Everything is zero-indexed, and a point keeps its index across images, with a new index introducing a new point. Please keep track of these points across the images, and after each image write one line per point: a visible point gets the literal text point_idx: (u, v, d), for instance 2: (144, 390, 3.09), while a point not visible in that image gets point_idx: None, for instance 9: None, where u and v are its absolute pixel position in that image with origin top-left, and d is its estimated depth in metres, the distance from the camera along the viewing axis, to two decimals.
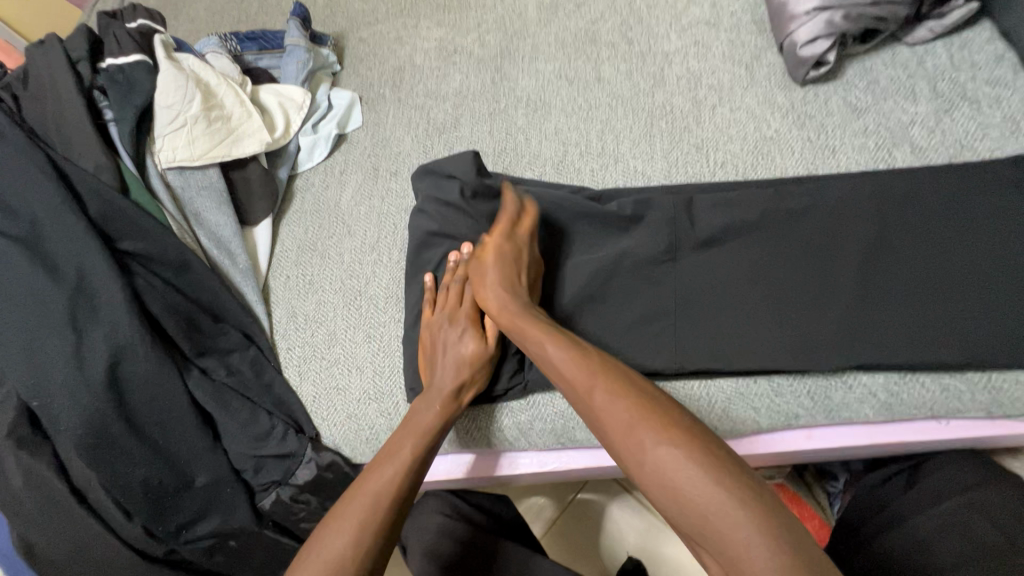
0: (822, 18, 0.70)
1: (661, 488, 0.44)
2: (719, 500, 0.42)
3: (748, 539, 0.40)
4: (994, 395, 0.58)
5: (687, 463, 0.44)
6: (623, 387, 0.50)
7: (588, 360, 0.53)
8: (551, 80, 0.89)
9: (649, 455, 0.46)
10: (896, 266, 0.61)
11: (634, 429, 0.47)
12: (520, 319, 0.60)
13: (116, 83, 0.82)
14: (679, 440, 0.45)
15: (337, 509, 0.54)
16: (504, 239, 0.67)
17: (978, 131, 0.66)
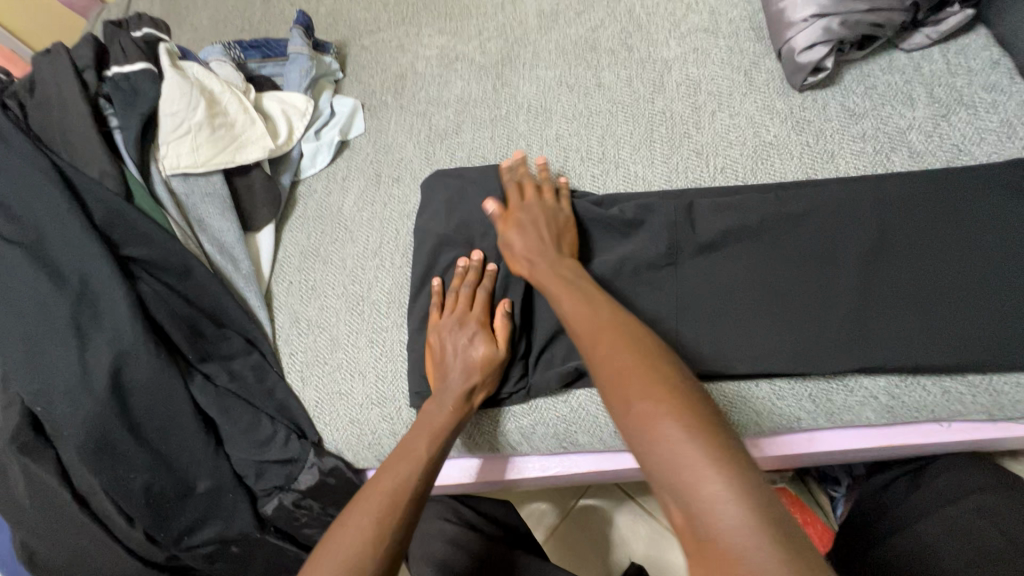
0: (820, 24, 0.70)
1: (642, 443, 0.43)
2: (695, 457, 0.40)
3: (719, 498, 0.38)
4: (995, 397, 0.58)
5: (669, 418, 0.43)
6: (626, 343, 0.50)
7: (597, 319, 0.54)
8: (552, 87, 0.89)
9: (633, 408, 0.45)
10: (896, 269, 0.61)
11: (627, 385, 0.47)
12: (549, 267, 0.63)
13: (121, 92, 0.83)
14: (667, 397, 0.44)
15: (357, 502, 0.55)
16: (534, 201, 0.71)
17: (976, 136, 0.66)
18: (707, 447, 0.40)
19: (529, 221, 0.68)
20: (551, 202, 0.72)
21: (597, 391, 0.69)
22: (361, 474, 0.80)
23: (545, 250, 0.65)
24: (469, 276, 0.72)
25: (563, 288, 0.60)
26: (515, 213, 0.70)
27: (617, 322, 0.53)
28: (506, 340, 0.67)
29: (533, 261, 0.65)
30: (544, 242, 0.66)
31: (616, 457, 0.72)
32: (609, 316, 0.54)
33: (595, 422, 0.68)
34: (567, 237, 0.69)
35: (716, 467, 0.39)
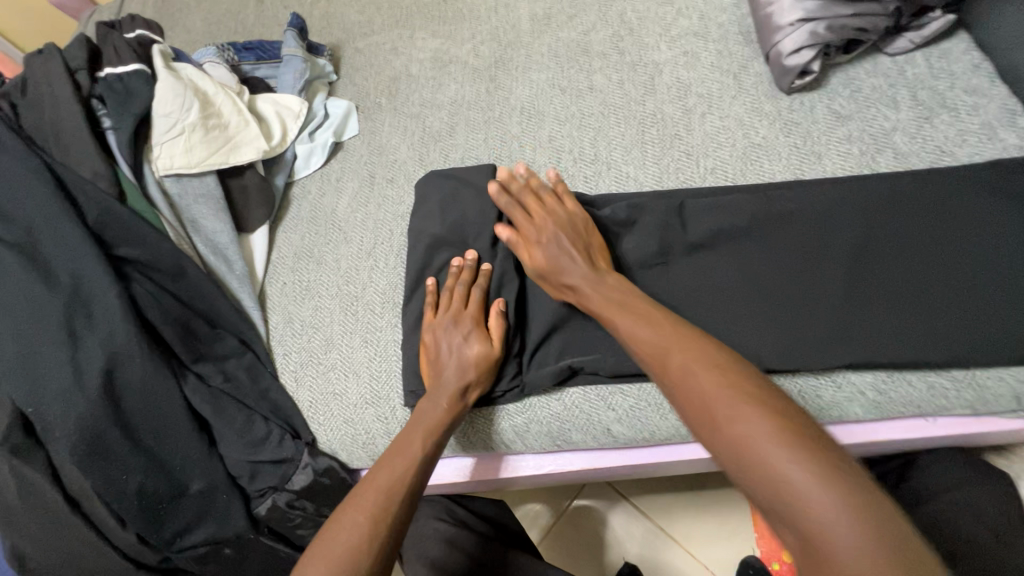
0: (806, 29, 0.72)
1: (743, 468, 0.45)
2: (802, 480, 0.42)
3: (831, 518, 0.40)
4: (980, 392, 0.59)
5: (769, 443, 0.44)
6: (705, 364, 0.51)
7: (668, 338, 0.55)
8: (545, 89, 0.90)
9: (727, 433, 0.47)
10: (882, 267, 0.63)
11: (716, 408, 0.48)
12: (600, 297, 0.63)
13: (115, 92, 0.83)
14: (762, 419, 0.46)
15: (350, 503, 0.57)
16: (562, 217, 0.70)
17: (958, 137, 0.68)
18: (813, 469, 0.42)
19: (553, 239, 0.68)
20: (562, 209, 0.71)
21: (590, 389, 0.69)
22: (355, 474, 0.80)
23: (580, 268, 0.65)
24: (463, 275, 0.72)
25: (619, 315, 0.60)
26: (536, 234, 0.69)
27: (689, 342, 0.54)
28: (502, 340, 0.68)
29: (578, 288, 0.65)
30: (576, 258, 0.66)
31: (610, 454, 0.73)
32: (680, 335, 0.55)
33: (589, 420, 0.69)
34: (595, 244, 0.69)
35: (825, 489, 0.41)
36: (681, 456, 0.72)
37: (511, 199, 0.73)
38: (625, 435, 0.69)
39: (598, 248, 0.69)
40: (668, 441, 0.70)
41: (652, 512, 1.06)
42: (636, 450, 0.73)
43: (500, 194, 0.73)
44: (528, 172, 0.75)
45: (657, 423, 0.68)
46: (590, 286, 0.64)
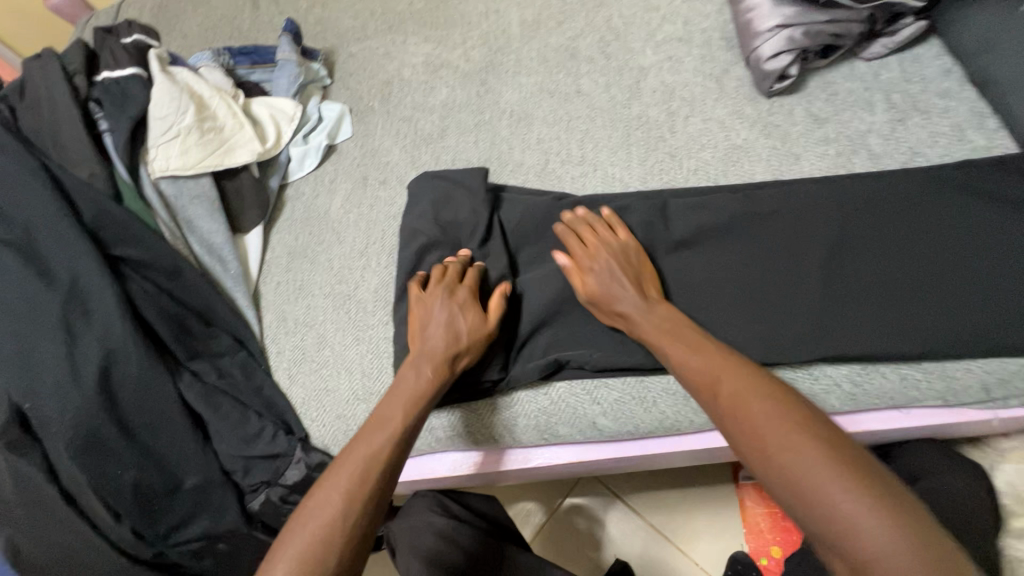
0: (783, 34, 0.74)
1: (795, 497, 0.46)
2: (856, 510, 0.43)
3: (882, 544, 0.42)
4: (949, 384, 0.61)
5: (823, 472, 0.46)
6: (756, 392, 0.52)
7: (717, 365, 0.56)
8: (534, 93, 0.93)
9: (777, 462, 0.48)
10: (858, 264, 0.65)
11: (767, 437, 0.49)
12: (655, 327, 0.62)
13: (112, 96, 0.84)
14: (813, 448, 0.47)
15: (329, 475, 0.58)
16: (612, 248, 0.68)
17: (929, 139, 0.71)
18: (866, 499, 0.44)
19: (605, 269, 0.67)
20: (614, 238, 0.70)
21: (576, 383, 0.71)
22: None
23: (635, 299, 0.65)
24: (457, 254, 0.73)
25: (670, 341, 0.60)
26: (588, 263, 0.68)
27: (738, 369, 0.55)
28: (498, 316, 0.69)
29: (628, 316, 0.65)
30: (628, 289, 0.65)
31: (596, 447, 0.75)
32: (727, 361, 0.56)
33: (574, 413, 0.71)
34: (649, 274, 0.68)
35: (877, 518, 0.43)
36: (665, 448, 0.73)
37: (564, 231, 0.72)
38: (610, 428, 0.71)
39: (651, 279, 0.68)
40: (653, 434, 0.71)
41: (642, 509, 1.07)
42: (622, 443, 0.74)
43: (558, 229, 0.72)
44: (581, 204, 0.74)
45: (640, 416, 0.69)
46: (644, 317, 0.64)
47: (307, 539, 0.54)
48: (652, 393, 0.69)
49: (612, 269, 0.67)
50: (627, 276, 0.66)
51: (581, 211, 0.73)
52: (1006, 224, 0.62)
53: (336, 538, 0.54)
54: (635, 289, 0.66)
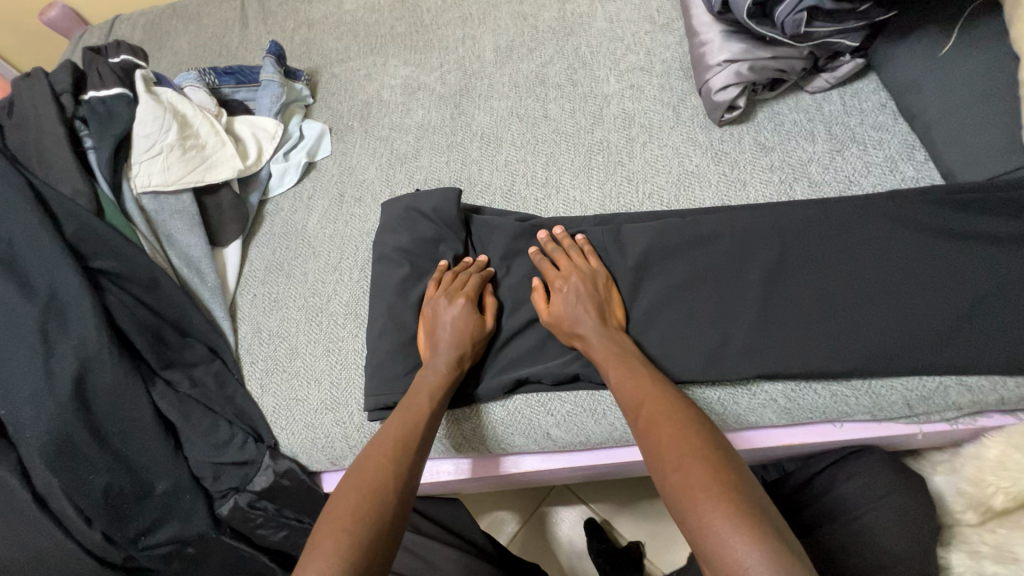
0: (732, 69, 0.79)
1: (679, 509, 0.50)
2: (722, 524, 0.46)
3: (743, 559, 0.44)
4: (874, 399, 0.66)
5: (704, 488, 0.49)
6: (668, 416, 0.57)
7: (644, 391, 0.61)
8: (504, 117, 0.97)
9: (670, 476, 0.52)
10: (793, 286, 0.69)
11: (668, 455, 0.54)
12: (607, 352, 0.67)
13: (97, 114, 0.88)
14: (702, 465, 0.51)
15: (364, 453, 0.63)
16: (582, 278, 0.73)
17: (864, 169, 0.76)
18: (733, 515, 0.47)
19: (571, 290, 0.72)
20: (585, 265, 0.75)
21: (532, 395, 0.75)
22: (315, 476, 0.84)
23: (592, 323, 0.69)
24: (474, 266, 0.80)
25: (616, 366, 0.65)
26: (557, 281, 0.73)
27: (663, 396, 0.60)
28: (493, 317, 0.76)
29: (584, 336, 0.69)
30: (588, 310, 0.70)
31: (552, 457, 0.77)
32: (653, 389, 0.61)
33: (529, 424, 0.74)
34: (613, 304, 0.72)
35: (738, 531, 0.45)
36: (617, 459, 0.76)
37: (543, 257, 0.78)
38: (563, 438, 0.74)
39: (615, 307, 0.72)
40: (603, 444, 0.74)
41: (610, 518, 1.09)
42: (578, 453, 0.77)
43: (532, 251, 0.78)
44: (563, 232, 0.79)
45: (591, 427, 0.73)
46: (598, 342, 0.68)
47: (339, 503, 0.57)
48: (602, 405, 0.73)
49: (577, 295, 0.71)
50: (590, 304, 0.70)
51: (564, 239, 0.78)
52: (929, 249, 0.67)
53: (363, 500, 0.57)
54: (595, 314, 0.70)
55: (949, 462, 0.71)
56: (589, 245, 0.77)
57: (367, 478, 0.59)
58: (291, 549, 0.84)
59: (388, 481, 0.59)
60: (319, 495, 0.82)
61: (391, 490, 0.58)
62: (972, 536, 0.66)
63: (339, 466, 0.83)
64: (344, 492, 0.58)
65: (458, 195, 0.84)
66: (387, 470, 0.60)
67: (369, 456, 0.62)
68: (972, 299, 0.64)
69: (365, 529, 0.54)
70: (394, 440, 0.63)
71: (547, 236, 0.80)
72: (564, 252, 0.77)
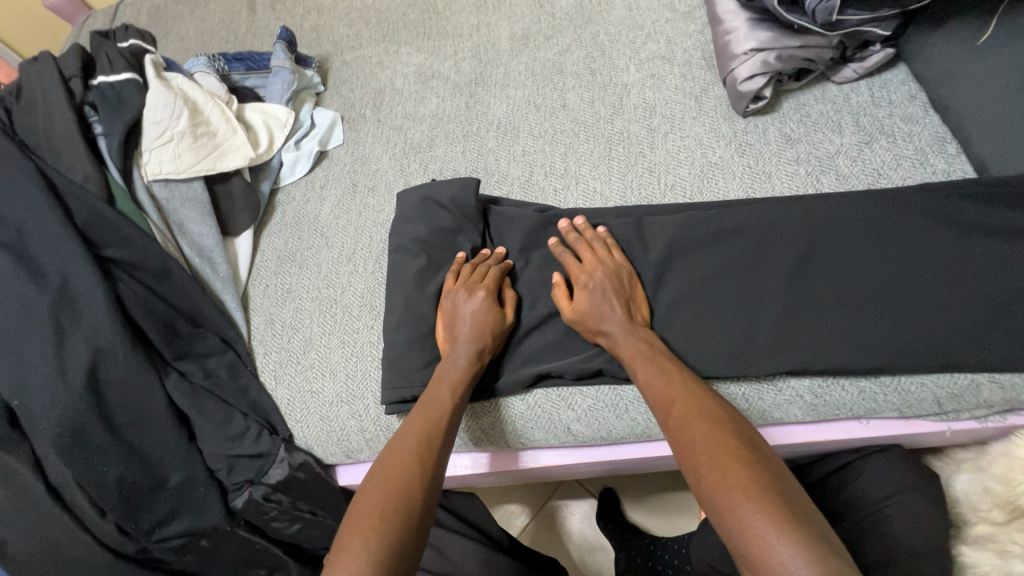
0: (758, 58, 0.78)
1: (716, 510, 0.49)
2: (763, 526, 0.45)
3: (789, 563, 0.43)
4: (903, 396, 0.65)
5: (743, 489, 0.48)
6: (700, 415, 0.56)
7: (673, 388, 0.60)
8: (521, 106, 0.95)
9: (705, 476, 0.51)
10: (822, 281, 0.68)
11: (702, 455, 0.53)
12: (634, 350, 0.66)
13: (107, 100, 0.86)
14: (738, 466, 0.50)
15: (387, 449, 0.62)
16: (607, 272, 0.71)
17: (894, 161, 0.75)
18: (774, 516, 0.46)
19: (597, 286, 0.70)
20: (609, 259, 0.73)
21: (553, 390, 0.74)
22: (329, 469, 0.83)
23: (620, 320, 0.68)
24: (493, 258, 0.78)
25: (642, 363, 0.64)
26: (581, 276, 0.72)
27: (693, 395, 0.59)
28: (513, 310, 0.75)
29: (611, 333, 0.68)
30: (614, 306, 0.69)
31: (571, 452, 0.76)
32: (682, 387, 0.60)
33: (550, 419, 0.73)
34: (638, 299, 0.71)
35: (780, 534, 0.45)
36: (637, 454, 0.75)
37: (564, 249, 0.76)
38: (584, 433, 0.73)
39: (640, 302, 0.71)
40: (625, 439, 0.74)
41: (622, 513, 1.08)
42: (598, 448, 0.76)
43: (555, 245, 0.77)
44: (585, 223, 0.77)
45: (613, 422, 0.72)
46: (627, 340, 0.67)
47: (365, 501, 0.56)
48: (625, 400, 0.71)
49: (604, 290, 0.70)
50: (617, 299, 0.69)
51: (587, 232, 0.76)
52: (961, 243, 0.66)
53: (390, 497, 0.56)
54: (623, 310, 0.69)
55: (975, 460, 0.70)
56: (612, 238, 0.76)
57: (391, 474, 0.58)
58: (305, 541, 0.84)
59: (414, 478, 0.58)
60: (333, 488, 0.82)
61: (417, 487, 0.57)
62: (1000, 535, 0.65)
63: (354, 459, 0.82)
64: (369, 489, 0.57)
65: (477, 184, 0.82)
66: (412, 466, 0.59)
67: (393, 452, 0.60)
68: (1009, 294, 0.62)
69: (392, 528, 0.53)
70: (416, 435, 0.62)
71: (569, 228, 0.78)
72: (586, 244, 0.76)
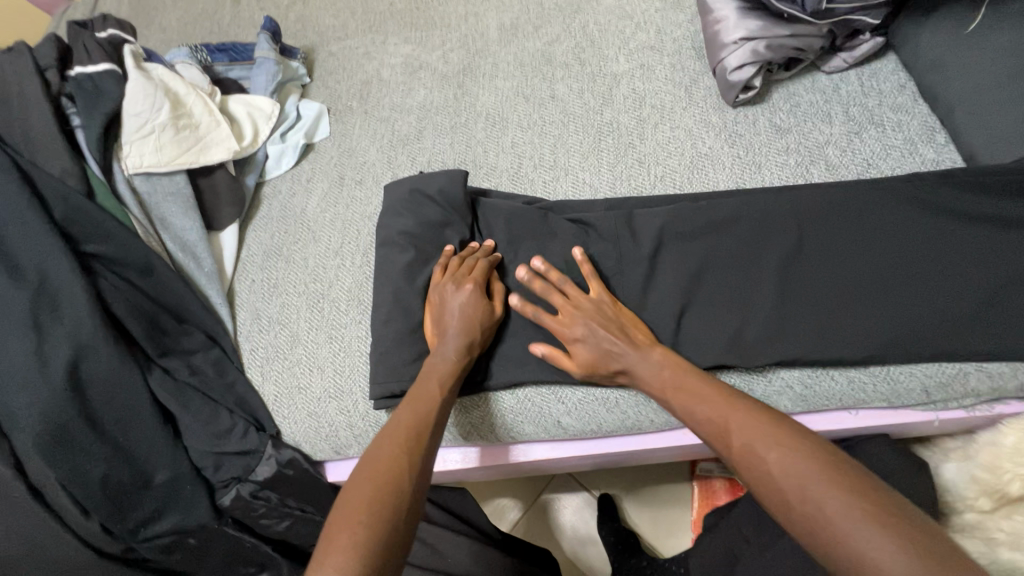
0: (748, 47, 0.77)
1: (818, 541, 0.45)
2: (878, 553, 0.42)
3: None
4: (892, 386, 0.65)
5: (840, 511, 0.45)
6: (767, 441, 0.52)
7: (720, 409, 0.57)
8: (510, 97, 0.94)
9: (796, 511, 0.47)
10: (813, 271, 0.67)
11: (780, 480, 0.49)
12: (656, 381, 0.63)
13: (85, 91, 0.84)
14: (831, 490, 0.46)
15: (375, 443, 0.61)
16: (590, 315, 0.68)
17: (883, 151, 0.74)
18: (884, 537, 0.42)
19: (590, 334, 0.67)
20: (586, 300, 0.69)
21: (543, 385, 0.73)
22: (318, 465, 0.83)
23: (629, 351, 0.65)
24: (481, 251, 0.77)
25: (676, 391, 0.61)
26: (566, 317, 0.69)
27: (748, 415, 0.55)
28: (502, 303, 0.74)
29: (626, 368, 0.65)
30: (619, 344, 0.65)
31: (561, 447, 0.76)
32: (732, 413, 0.56)
33: (539, 412, 0.73)
34: (630, 321, 0.68)
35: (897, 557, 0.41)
36: (628, 446, 0.75)
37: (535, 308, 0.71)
38: (574, 426, 0.73)
39: (633, 324, 0.68)
40: (615, 432, 0.73)
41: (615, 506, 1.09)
42: (589, 441, 0.76)
43: (525, 308, 0.71)
44: (544, 263, 0.73)
45: (603, 415, 0.72)
46: (645, 370, 0.64)
47: (352, 496, 0.55)
48: (614, 394, 0.71)
49: (597, 332, 0.66)
50: (612, 331, 0.66)
51: (548, 277, 0.72)
52: (951, 232, 0.66)
53: (380, 493, 0.55)
54: (625, 339, 0.66)
55: (963, 448, 0.71)
56: (586, 262, 0.72)
57: (381, 469, 0.57)
58: (295, 538, 0.82)
59: (403, 472, 0.57)
60: (322, 484, 0.81)
61: (404, 481, 0.56)
62: (986, 523, 0.66)
63: (343, 455, 0.81)
64: (358, 482, 0.56)
65: (465, 176, 0.81)
66: (400, 460, 0.58)
67: (380, 446, 0.60)
68: (997, 282, 0.63)
69: (379, 523, 0.52)
70: (405, 428, 0.61)
71: (533, 275, 0.73)
72: (555, 288, 0.72)
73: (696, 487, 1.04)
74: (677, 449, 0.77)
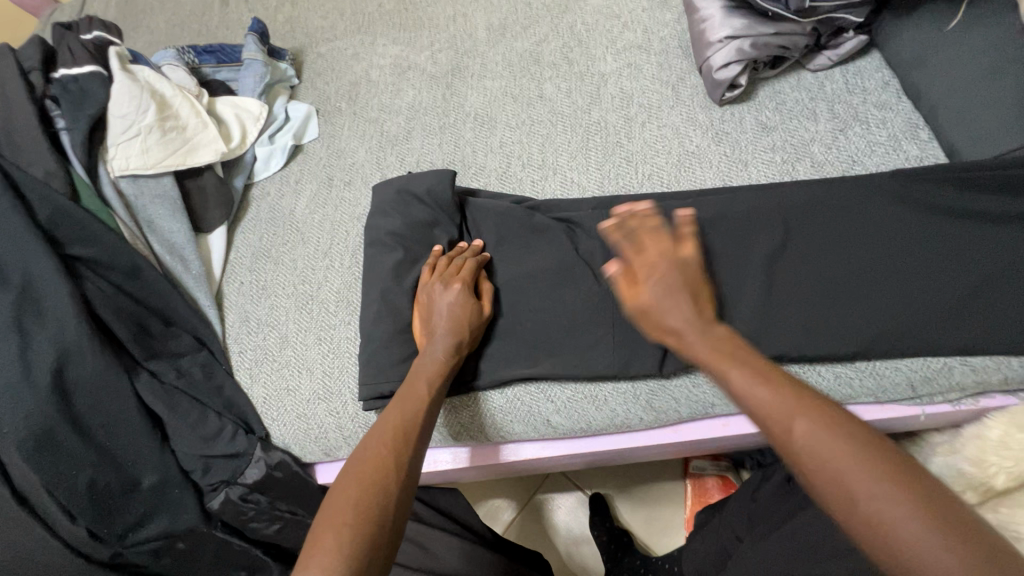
0: (733, 46, 0.77)
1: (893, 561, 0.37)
2: None
3: None
4: (877, 381, 0.65)
5: (926, 533, 0.36)
6: (849, 448, 0.41)
7: (780, 393, 0.46)
8: (498, 97, 0.94)
9: (864, 517, 0.39)
10: (799, 268, 0.68)
11: (851, 485, 0.40)
12: (710, 347, 0.53)
13: (69, 93, 0.84)
14: (911, 503, 0.38)
15: (363, 443, 0.60)
16: (679, 268, 0.60)
17: (868, 148, 0.75)
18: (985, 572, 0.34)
19: (664, 283, 0.58)
20: (683, 253, 0.61)
21: (532, 385, 0.73)
22: (308, 467, 0.82)
23: (691, 316, 0.56)
24: (469, 251, 0.77)
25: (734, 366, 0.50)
26: (642, 271, 0.60)
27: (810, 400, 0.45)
28: (491, 302, 0.74)
29: (680, 332, 0.56)
30: (688, 305, 0.57)
31: (551, 445, 0.76)
32: (805, 402, 0.45)
33: (529, 411, 0.73)
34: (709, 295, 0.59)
35: None
36: (618, 445, 0.75)
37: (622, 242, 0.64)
38: (564, 425, 0.73)
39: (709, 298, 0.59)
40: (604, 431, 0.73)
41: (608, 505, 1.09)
42: (579, 439, 0.76)
43: (616, 232, 0.65)
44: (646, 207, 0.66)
45: (592, 413, 0.72)
46: (700, 335, 0.54)
47: (339, 498, 0.55)
48: (603, 392, 0.71)
49: (671, 288, 0.58)
50: (682, 295, 0.58)
51: (648, 222, 0.64)
52: (935, 227, 0.66)
53: (366, 495, 0.54)
54: (693, 305, 0.57)
55: (949, 443, 0.71)
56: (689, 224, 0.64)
57: (367, 471, 0.56)
58: (285, 541, 0.82)
59: (390, 472, 0.57)
60: (312, 487, 0.81)
61: (390, 480, 0.56)
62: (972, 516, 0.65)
63: (333, 457, 0.81)
64: (345, 483, 0.56)
65: (453, 176, 0.81)
66: (387, 460, 0.57)
67: (368, 447, 0.59)
68: (979, 277, 0.63)
69: (365, 525, 0.52)
70: (392, 428, 0.61)
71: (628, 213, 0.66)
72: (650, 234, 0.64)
73: (689, 485, 1.05)
74: (668, 447, 0.77)
